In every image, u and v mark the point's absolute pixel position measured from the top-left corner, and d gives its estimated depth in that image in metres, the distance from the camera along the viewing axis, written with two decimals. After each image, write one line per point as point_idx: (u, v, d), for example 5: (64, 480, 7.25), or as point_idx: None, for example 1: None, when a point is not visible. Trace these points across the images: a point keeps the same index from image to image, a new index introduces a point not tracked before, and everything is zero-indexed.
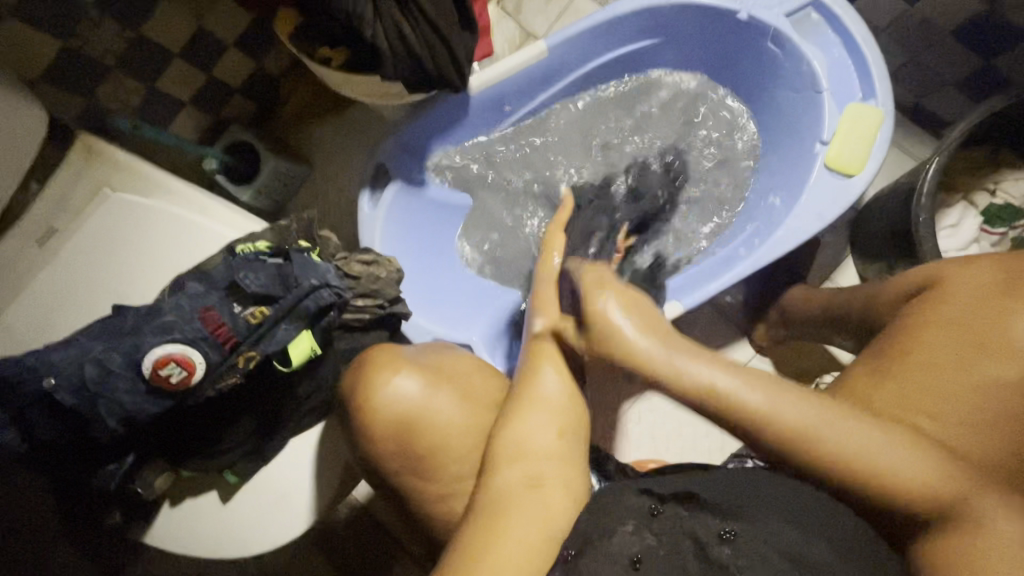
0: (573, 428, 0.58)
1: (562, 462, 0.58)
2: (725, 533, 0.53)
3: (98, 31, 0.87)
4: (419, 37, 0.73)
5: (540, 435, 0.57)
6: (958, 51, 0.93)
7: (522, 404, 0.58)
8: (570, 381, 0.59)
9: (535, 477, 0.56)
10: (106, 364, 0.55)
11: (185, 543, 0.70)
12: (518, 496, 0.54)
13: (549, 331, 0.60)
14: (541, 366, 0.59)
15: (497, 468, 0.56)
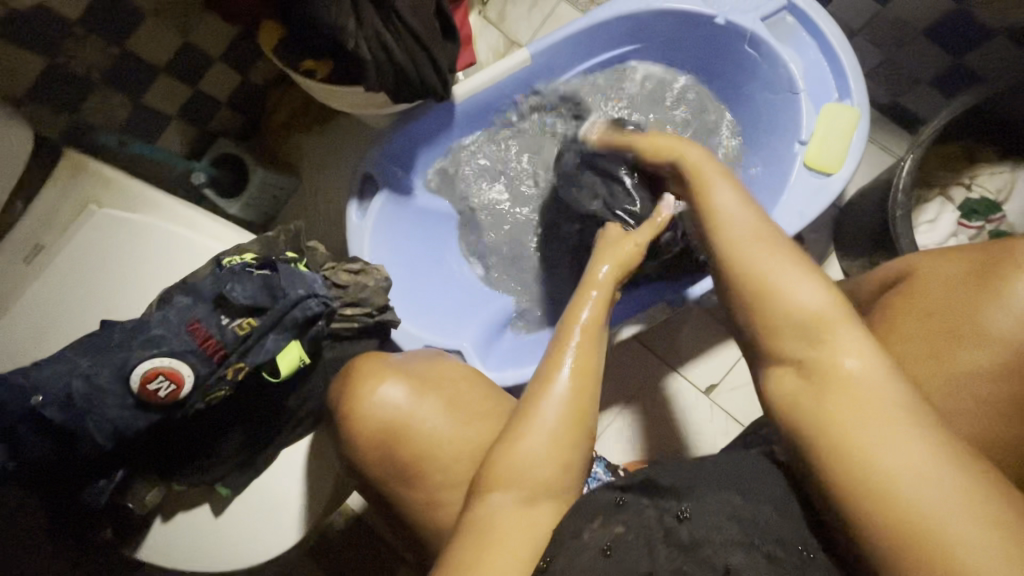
0: (573, 453, 0.56)
1: (558, 488, 0.56)
2: (681, 514, 0.54)
3: (81, 47, 0.87)
4: (402, 47, 0.75)
5: (537, 460, 0.55)
6: (929, 50, 0.95)
7: (522, 428, 0.56)
8: (574, 407, 0.57)
9: (529, 499, 0.54)
10: (93, 379, 0.55)
11: (176, 558, 0.69)
12: (508, 520, 0.53)
13: (561, 361, 0.59)
14: (547, 392, 0.57)
15: (492, 490, 0.54)
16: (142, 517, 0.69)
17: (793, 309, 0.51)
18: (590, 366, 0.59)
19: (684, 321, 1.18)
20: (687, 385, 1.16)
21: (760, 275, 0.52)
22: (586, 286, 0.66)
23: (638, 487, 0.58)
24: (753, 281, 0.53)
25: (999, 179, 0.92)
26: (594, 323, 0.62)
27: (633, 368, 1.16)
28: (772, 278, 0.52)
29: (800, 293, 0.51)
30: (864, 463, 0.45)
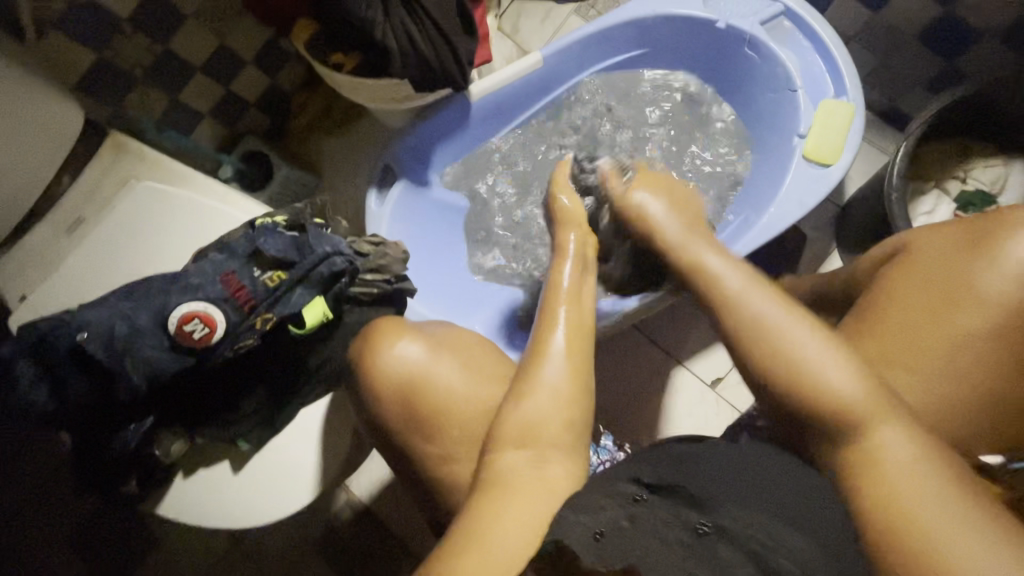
0: (576, 411, 0.58)
1: (567, 444, 0.58)
2: (702, 528, 0.48)
3: (127, 43, 0.95)
4: (424, 37, 0.81)
5: (542, 417, 0.57)
6: (920, 53, 1.01)
7: (524, 386, 0.59)
8: (574, 368, 0.59)
9: (538, 455, 0.56)
10: (134, 320, 0.59)
11: (196, 512, 0.72)
12: (523, 474, 0.55)
13: (556, 323, 0.62)
14: (547, 352, 0.60)
15: (502, 446, 0.57)
16: (165, 471, 0.72)
17: (787, 353, 0.49)
18: (586, 329, 0.63)
19: (689, 317, 1.20)
20: (692, 376, 1.17)
21: (724, 295, 0.53)
22: (560, 258, 0.70)
23: (659, 489, 0.54)
24: (751, 328, 0.51)
25: (993, 172, 0.96)
26: (579, 294, 0.65)
27: (638, 360, 1.19)
28: (746, 304, 0.52)
29: (785, 340, 0.50)
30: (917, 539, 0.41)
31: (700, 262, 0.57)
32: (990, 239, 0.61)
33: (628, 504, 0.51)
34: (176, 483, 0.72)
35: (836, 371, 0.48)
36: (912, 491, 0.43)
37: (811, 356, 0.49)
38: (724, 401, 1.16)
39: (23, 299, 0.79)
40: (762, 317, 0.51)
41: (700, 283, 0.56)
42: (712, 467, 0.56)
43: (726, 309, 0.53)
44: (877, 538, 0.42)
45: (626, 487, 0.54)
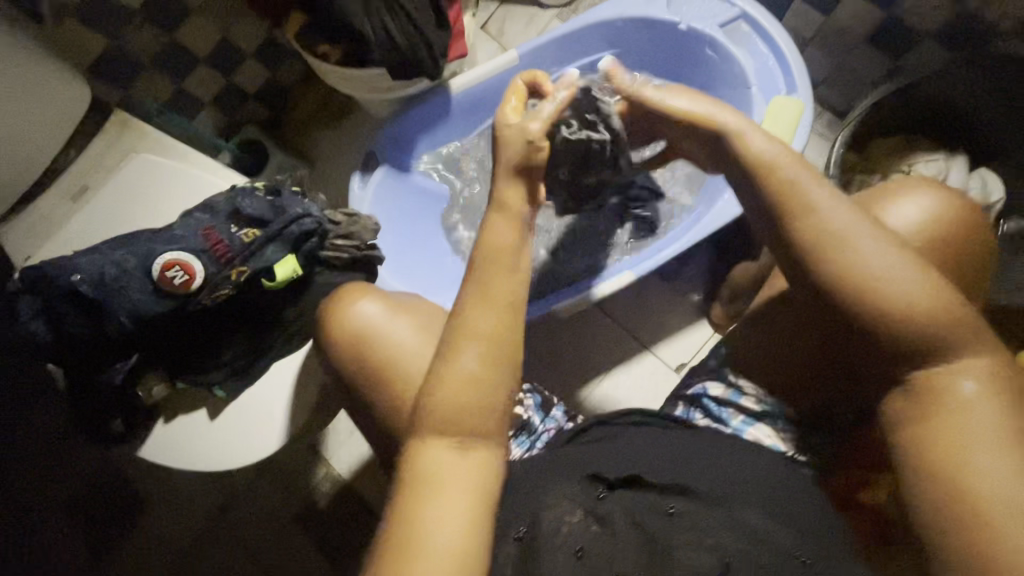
0: (492, 397, 0.58)
1: (492, 432, 0.58)
2: (671, 509, 0.62)
3: (137, 33, 1.03)
4: (400, 29, 0.88)
5: (465, 405, 0.57)
6: (870, 56, 1.07)
7: (443, 372, 0.57)
8: (489, 351, 0.58)
9: (466, 442, 0.57)
10: (123, 265, 0.66)
11: (176, 453, 0.78)
12: (452, 468, 0.56)
13: (476, 302, 0.59)
14: (461, 340, 0.58)
15: (430, 437, 0.56)
16: (149, 414, 0.78)
17: (856, 271, 0.55)
18: (507, 306, 0.59)
19: (659, 303, 1.26)
20: (657, 361, 1.23)
21: (808, 205, 0.58)
22: (492, 207, 0.64)
23: (621, 485, 0.64)
24: (824, 245, 0.57)
25: (932, 165, 1.00)
26: (511, 261, 0.60)
27: (605, 343, 1.24)
28: (818, 211, 0.58)
29: (875, 263, 0.55)
30: (965, 478, 0.49)
31: (780, 171, 0.60)
32: (880, 204, 0.66)
33: (593, 505, 0.62)
34: (158, 425, 0.79)
35: (908, 280, 0.54)
36: (976, 426, 0.50)
37: (870, 276, 0.55)
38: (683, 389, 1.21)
39: (29, 258, 0.87)
40: (844, 231, 0.56)
41: (773, 194, 0.60)
42: (662, 449, 0.67)
43: (800, 218, 0.58)
44: (912, 463, 0.53)
45: (588, 486, 0.64)
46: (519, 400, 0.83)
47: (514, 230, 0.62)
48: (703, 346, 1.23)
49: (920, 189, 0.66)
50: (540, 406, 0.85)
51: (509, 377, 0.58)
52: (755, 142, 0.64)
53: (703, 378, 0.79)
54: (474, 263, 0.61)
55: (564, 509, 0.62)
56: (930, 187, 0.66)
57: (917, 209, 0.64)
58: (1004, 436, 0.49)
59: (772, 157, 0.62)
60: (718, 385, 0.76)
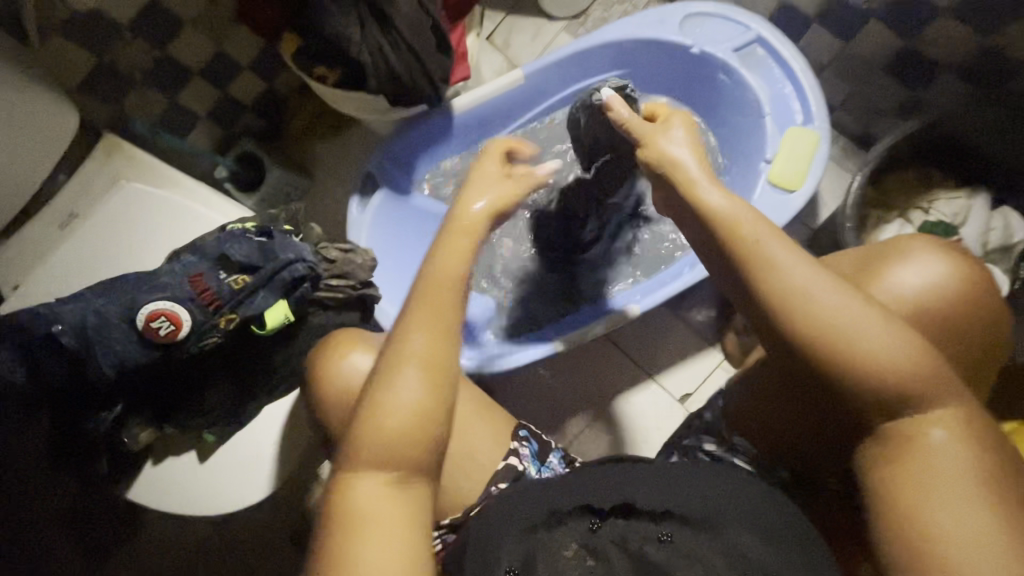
0: (432, 429, 0.57)
1: (424, 467, 0.57)
2: (663, 537, 0.59)
3: (127, 48, 0.99)
4: (397, 54, 0.86)
5: (400, 437, 0.55)
6: (892, 85, 1.03)
7: (380, 399, 0.56)
8: (431, 381, 0.58)
9: (401, 478, 0.56)
10: (104, 314, 0.64)
11: (163, 498, 0.76)
12: (380, 497, 0.54)
13: (418, 330, 0.59)
14: (395, 370, 0.57)
15: (359, 467, 0.55)
16: (136, 458, 0.76)
17: (823, 325, 0.50)
18: (450, 336, 0.60)
19: (662, 329, 1.23)
20: (662, 391, 1.20)
21: (770, 264, 0.53)
22: (448, 232, 0.65)
23: (616, 511, 0.61)
24: (795, 308, 0.51)
25: (955, 203, 0.98)
26: (456, 291, 0.61)
27: (608, 371, 1.21)
28: (781, 270, 0.52)
29: (844, 315, 0.50)
30: (923, 529, 0.46)
31: (744, 224, 0.55)
32: (874, 267, 0.65)
33: (587, 539, 0.60)
34: (145, 469, 0.76)
35: (888, 337, 0.49)
36: (950, 478, 0.47)
37: (841, 331, 0.50)
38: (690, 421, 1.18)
39: (14, 289, 0.84)
40: (806, 287, 0.51)
41: (736, 252, 0.55)
42: (660, 476, 0.64)
43: (761, 277, 0.53)
44: (883, 515, 0.49)
45: (580, 518, 0.61)
46: (513, 450, 0.79)
47: (460, 261, 0.63)
48: (710, 376, 1.20)
49: (925, 249, 0.64)
50: (537, 455, 0.80)
51: (442, 406, 0.57)
52: (707, 198, 0.59)
53: (698, 434, 0.76)
54: (417, 291, 0.61)
55: (558, 542, 0.59)
56: (932, 248, 0.64)
57: (921, 275, 0.62)
58: (974, 494, 0.46)
59: (729, 211, 0.57)
60: (711, 441, 0.73)
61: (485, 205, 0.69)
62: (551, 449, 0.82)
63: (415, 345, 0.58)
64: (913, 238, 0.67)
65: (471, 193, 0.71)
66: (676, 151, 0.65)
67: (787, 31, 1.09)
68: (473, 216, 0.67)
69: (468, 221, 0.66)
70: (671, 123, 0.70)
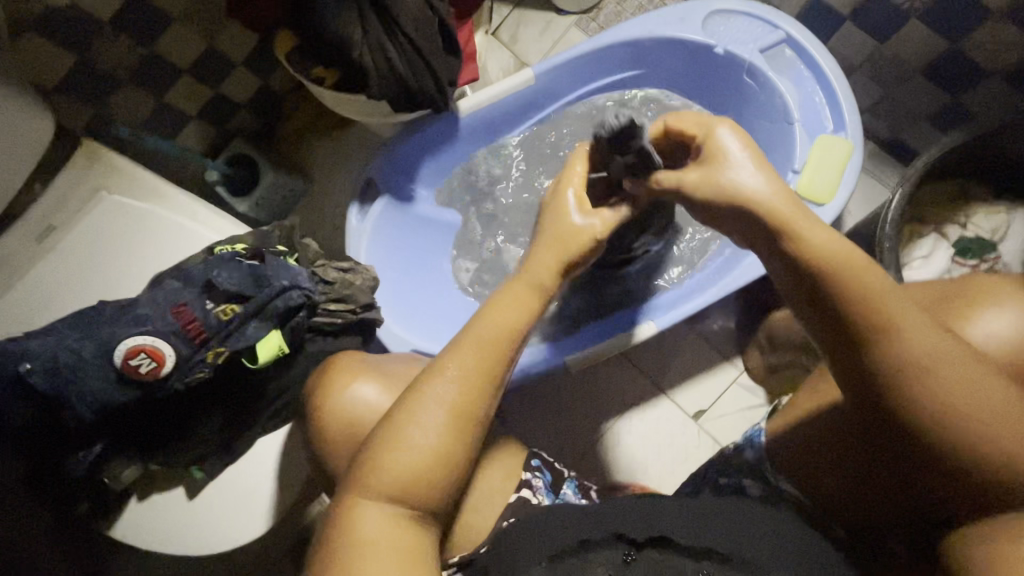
0: (444, 473, 0.51)
1: (432, 507, 0.52)
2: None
3: (110, 44, 0.90)
4: (402, 57, 0.79)
5: (416, 472, 0.50)
6: (929, 89, 0.96)
7: (401, 432, 0.51)
8: (455, 421, 0.52)
9: (411, 513, 0.51)
10: (79, 351, 0.58)
11: (149, 539, 0.70)
12: (381, 535, 0.48)
13: (449, 366, 0.54)
14: (417, 405, 0.52)
15: (367, 494, 0.50)
16: (119, 496, 0.70)
17: (939, 399, 0.49)
18: (490, 379, 0.54)
19: (675, 342, 1.17)
20: (675, 407, 1.14)
21: (887, 327, 0.51)
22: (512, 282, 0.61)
23: (651, 543, 0.55)
24: (912, 380, 0.50)
25: (993, 220, 0.93)
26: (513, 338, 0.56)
27: (619, 385, 1.16)
28: (902, 334, 0.50)
29: (962, 393, 0.49)
30: None
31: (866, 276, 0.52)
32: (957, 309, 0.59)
33: (620, 571, 0.52)
34: (129, 507, 0.70)
35: (993, 408, 0.49)
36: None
37: (958, 407, 0.49)
38: (704, 437, 1.13)
39: None
40: (925, 358, 0.50)
41: (854, 304, 0.52)
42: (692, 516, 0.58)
43: (878, 338, 0.51)
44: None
45: (613, 546, 0.54)
46: (525, 482, 0.71)
47: (520, 310, 0.58)
48: (725, 391, 1.15)
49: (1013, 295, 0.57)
50: (551, 486, 0.73)
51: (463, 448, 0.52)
52: (806, 235, 0.55)
53: (741, 477, 0.69)
54: (469, 333, 0.56)
55: (588, 573, 0.52)
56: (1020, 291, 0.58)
57: (1011, 324, 0.55)
58: None
59: (837, 254, 0.53)
60: (753, 483, 0.68)
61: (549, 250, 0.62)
62: (564, 478, 0.75)
63: (446, 383, 0.53)
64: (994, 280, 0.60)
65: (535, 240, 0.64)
66: (745, 179, 0.59)
67: (817, 29, 1.02)
68: (538, 270, 0.61)
69: (533, 265, 0.61)
70: (715, 142, 0.62)
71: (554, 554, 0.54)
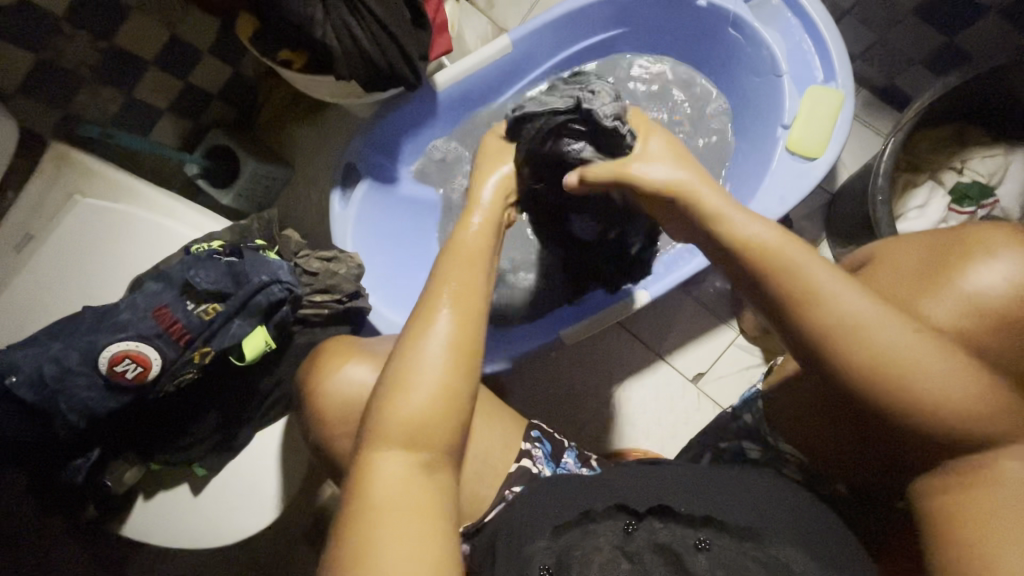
0: (454, 414, 0.50)
1: (448, 454, 0.50)
2: (700, 543, 0.54)
3: (69, 41, 0.85)
4: (367, 34, 0.78)
5: (422, 414, 0.49)
6: (923, 29, 0.92)
7: (403, 373, 0.50)
8: (454, 357, 0.50)
9: (429, 462, 0.49)
10: (64, 361, 0.59)
11: (157, 535, 0.71)
12: (397, 486, 0.47)
13: (438, 307, 0.52)
14: (415, 356, 0.50)
15: (383, 446, 0.48)
16: (124, 497, 0.71)
17: (903, 389, 0.47)
18: (476, 313, 0.53)
19: (672, 309, 1.17)
20: (674, 371, 1.15)
21: (859, 333, 0.48)
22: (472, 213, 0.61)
23: (652, 513, 0.57)
24: (876, 380, 0.48)
25: (990, 162, 0.91)
26: (481, 292, 0.54)
27: (616, 355, 1.16)
28: (872, 337, 0.48)
29: (933, 377, 0.47)
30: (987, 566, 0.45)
31: (811, 275, 0.49)
32: (945, 264, 0.55)
33: (621, 541, 0.55)
34: (137, 507, 0.71)
35: (949, 385, 0.47)
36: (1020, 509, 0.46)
37: (923, 392, 0.47)
38: (708, 399, 1.13)
39: None
40: (894, 352, 0.47)
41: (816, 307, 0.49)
42: (693, 486, 0.60)
43: (853, 347, 0.48)
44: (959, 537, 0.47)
45: (613, 516, 0.57)
46: (526, 453, 0.70)
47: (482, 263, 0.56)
48: (724, 352, 1.14)
49: (1004, 242, 0.53)
50: (551, 455, 0.72)
51: (469, 387, 0.50)
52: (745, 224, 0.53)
53: (737, 437, 0.72)
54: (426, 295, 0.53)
55: (591, 543, 0.54)
56: (1010, 239, 0.53)
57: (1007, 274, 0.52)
58: None
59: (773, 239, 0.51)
60: (756, 448, 0.70)
61: (494, 193, 0.66)
62: (564, 448, 0.74)
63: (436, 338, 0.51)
64: (982, 227, 0.56)
65: (477, 181, 0.68)
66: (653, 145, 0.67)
67: None
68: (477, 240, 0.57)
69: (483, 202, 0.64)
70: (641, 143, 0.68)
71: (559, 525, 0.56)
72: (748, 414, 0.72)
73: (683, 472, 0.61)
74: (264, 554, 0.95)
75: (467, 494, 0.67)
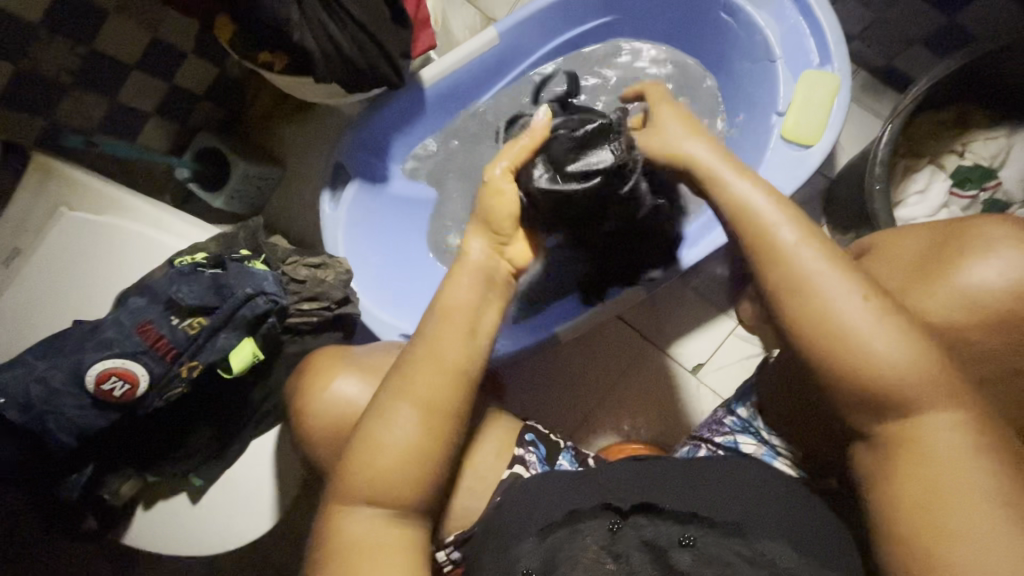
0: (429, 470, 0.50)
1: (422, 509, 0.51)
2: (685, 540, 0.54)
3: (48, 50, 0.83)
4: (347, 35, 0.77)
5: (393, 474, 0.49)
6: (921, 8, 0.89)
7: (375, 432, 0.49)
8: (428, 417, 0.49)
9: (397, 513, 0.49)
10: (50, 381, 0.59)
11: (156, 544, 0.72)
12: (366, 535, 0.48)
13: (414, 365, 0.51)
14: (387, 406, 0.50)
15: (351, 497, 0.49)
16: (123, 509, 0.72)
17: (875, 374, 0.47)
18: (453, 371, 0.51)
19: (670, 300, 1.15)
20: (674, 364, 1.14)
21: (828, 315, 0.48)
22: (457, 271, 0.55)
23: (636, 509, 0.57)
24: (843, 354, 0.47)
25: (993, 145, 0.89)
26: (465, 330, 0.52)
27: (614, 350, 1.15)
28: (850, 326, 0.47)
29: (905, 375, 0.46)
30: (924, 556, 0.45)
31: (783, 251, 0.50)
32: (938, 261, 0.54)
33: (607, 541, 0.55)
34: (136, 517, 0.72)
35: (920, 387, 0.46)
36: (966, 495, 0.45)
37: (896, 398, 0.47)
38: (709, 391, 1.12)
39: None
40: (863, 334, 0.47)
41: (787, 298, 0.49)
42: (687, 484, 0.59)
43: (836, 351, 0.47)
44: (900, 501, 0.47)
45: (599, 516, 0.57)
46: (519, 457, 0.70)
47: (471, 295, 0.54)
48: (723, 343, 1.13)
49: (1006, 238, 0.51)
50: (545, 459, 0.71)
51: (440, 445, 0.49)
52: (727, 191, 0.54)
53: (732, 429, 0.70)
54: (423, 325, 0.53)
55: (577, 544, 0.54)
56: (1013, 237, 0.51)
57: (1001, 271, 0.50)
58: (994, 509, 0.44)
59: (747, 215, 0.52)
60: (749, 441, 0.68)
61: (484, 242, 0.58)
62: (560, 450, 0.73)
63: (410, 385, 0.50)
64: (986, 222, 0.54)
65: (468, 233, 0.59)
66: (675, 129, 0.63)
67: None
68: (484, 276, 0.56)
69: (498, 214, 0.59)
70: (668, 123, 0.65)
71: (547, 525, 0.56)
72: (743, 408, 0.71)
73: (675, 472, 0.61)
74: (267, 555, 0.96)
75: (461, 499, 0.67)
